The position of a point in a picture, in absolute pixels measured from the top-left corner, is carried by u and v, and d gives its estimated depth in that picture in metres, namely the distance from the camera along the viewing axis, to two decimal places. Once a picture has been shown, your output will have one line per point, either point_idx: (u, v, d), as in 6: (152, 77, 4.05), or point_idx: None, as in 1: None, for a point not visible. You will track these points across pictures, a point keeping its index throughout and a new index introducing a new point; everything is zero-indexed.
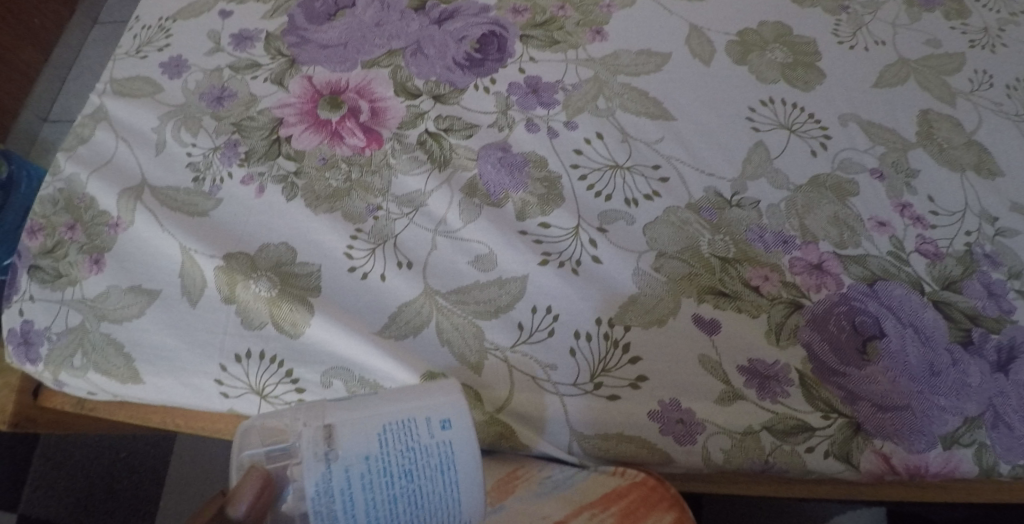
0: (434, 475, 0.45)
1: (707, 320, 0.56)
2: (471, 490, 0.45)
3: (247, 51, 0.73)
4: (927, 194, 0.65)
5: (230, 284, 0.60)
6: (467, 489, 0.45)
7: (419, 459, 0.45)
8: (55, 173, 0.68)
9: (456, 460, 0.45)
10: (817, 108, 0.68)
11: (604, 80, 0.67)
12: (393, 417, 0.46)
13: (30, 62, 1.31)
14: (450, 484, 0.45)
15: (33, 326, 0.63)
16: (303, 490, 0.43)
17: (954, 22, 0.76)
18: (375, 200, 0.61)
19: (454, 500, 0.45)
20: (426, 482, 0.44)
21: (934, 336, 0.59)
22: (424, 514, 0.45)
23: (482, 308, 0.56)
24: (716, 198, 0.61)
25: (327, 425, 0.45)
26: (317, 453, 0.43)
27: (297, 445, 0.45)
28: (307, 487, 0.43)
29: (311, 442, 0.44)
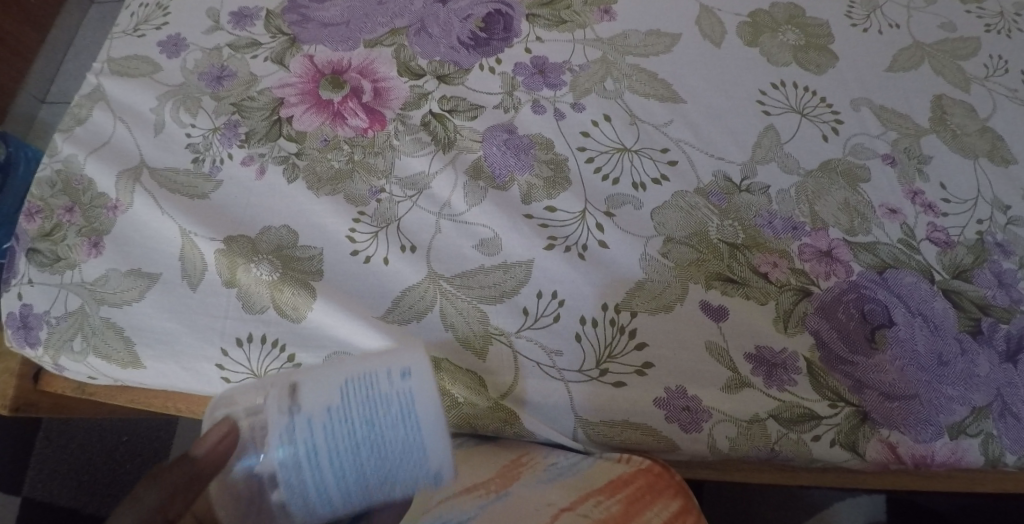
0: (398, 425, 0.42)
1: (715, 307, 0.55)
2: (438, 440, 0.42)
3: (247, 29, 0.71)
4: (939, 181, 0.64)
5: (231, 268, 0.59)
6: (434, 439, 0.42)
7: (381, 409, 0.42)
8: (52, 154, 0.67)
9: (419, 409, 0.42)
10: (829, 92, 0.66)
11: (612, 61, 0.65)
12: (356, 368, 0.43)
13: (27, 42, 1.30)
14: (414, 435, 0.42)
15: (32, 310, 0.62)
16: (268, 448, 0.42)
17: (969, 5, 0.75)
18: (378, 182, 0.60)
19: (421, 448, 0.42)
20: (389, 431, 0.42)
21: (944, 325, 0.58)
22: (392, 466, 0.42)
23: (487, 294, 0.55)
24: (725, 183, 0.60)
25: (291, 381, 0.43)
26: (280, 407, 0.42)
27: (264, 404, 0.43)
28: (271, 440, 0.42)
29: (275, 397, 0.42)
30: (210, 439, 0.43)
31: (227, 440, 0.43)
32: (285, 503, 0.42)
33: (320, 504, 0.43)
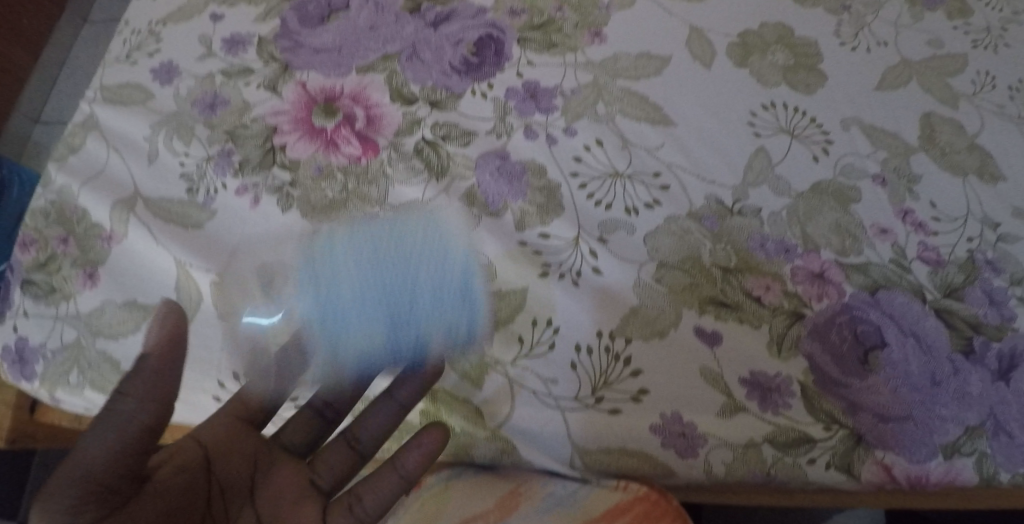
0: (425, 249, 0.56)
1: (709, 332, 0.56)
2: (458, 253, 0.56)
3: (240, 56, 0.72)
4: (929, 199, 0.65)
5: (226, 300, 0.61)
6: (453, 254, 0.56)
7: (407, 245, 0.56)
8: (46, 185, 0.68)
9: (449, 241, 0.57)
10: (819, 112, 0.66)
11: (603, 85, 0.66)
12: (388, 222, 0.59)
13: (20, 61, 1.30)
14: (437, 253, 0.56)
15: (27, 343, 0.64)
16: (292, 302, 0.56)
17: (957, 21, 0.76)
18: (372, 209, 0.61)
19: (442, 259, 0.55)
20: (416, 252, 0.56)
21: (936, 345, 0.58)
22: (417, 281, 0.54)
23: (482, 322, 0.56)
24: (717, 206, 0.60)
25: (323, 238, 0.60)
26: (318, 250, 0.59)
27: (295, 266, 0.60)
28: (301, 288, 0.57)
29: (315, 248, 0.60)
30: (158, 326, 0.42)
31: (175, 335, 0.42)
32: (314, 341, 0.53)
33: (347, 314, 0.53)
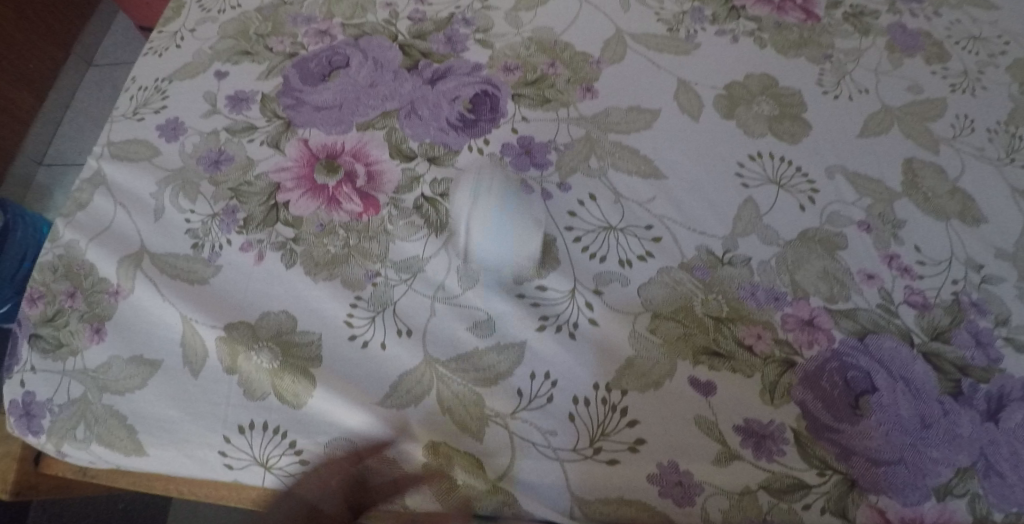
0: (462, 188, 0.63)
1: (703, 382, 0.58)
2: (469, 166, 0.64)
3: (243, 113, 0.73)
4: (914, 244, 0.66)
5: (232, 355, 0.61)
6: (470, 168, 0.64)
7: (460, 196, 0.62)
8: (54, 240, 0.68)
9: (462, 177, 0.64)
10: (804, 162, 0.69)
11: (595, 139, 0.68)
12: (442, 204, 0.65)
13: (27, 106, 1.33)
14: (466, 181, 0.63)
15: (34, 398, 0.63)
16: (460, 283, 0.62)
17: (934, 66, 0.77)
18: (373, 265, 0.63)
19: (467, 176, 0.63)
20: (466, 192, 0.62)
21: (925, 388, 0.60)
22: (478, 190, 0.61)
23: (481, 376, 0.58)
24: (708, 256, 0.63)
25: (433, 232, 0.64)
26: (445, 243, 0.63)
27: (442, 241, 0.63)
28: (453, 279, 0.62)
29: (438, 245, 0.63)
30: None
31: None
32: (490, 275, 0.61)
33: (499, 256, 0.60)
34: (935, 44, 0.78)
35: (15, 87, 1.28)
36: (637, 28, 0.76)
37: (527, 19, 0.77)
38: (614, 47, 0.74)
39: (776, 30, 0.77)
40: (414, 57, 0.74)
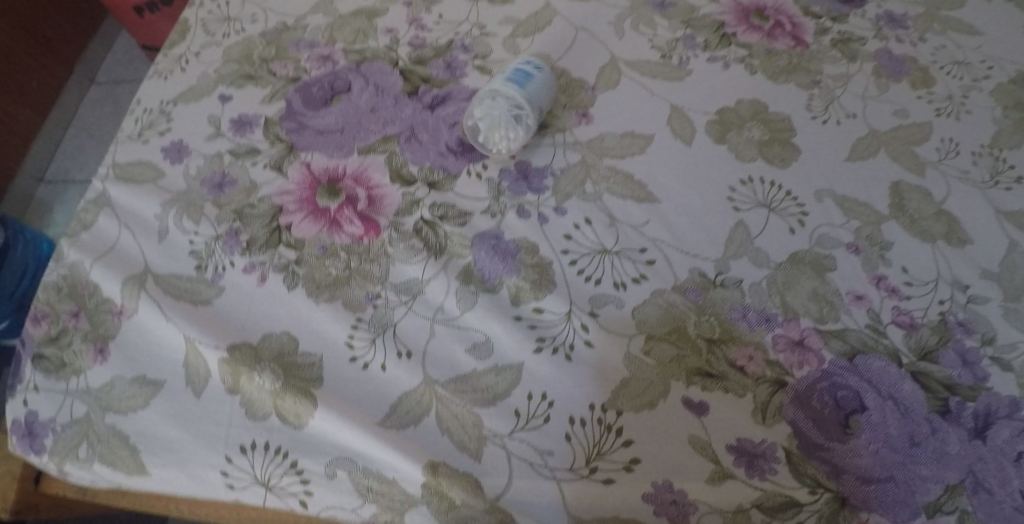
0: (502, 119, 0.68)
1: (696, 402, 0.60)
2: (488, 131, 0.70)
3: (246, 136, 0.74)
4: (901, 265, 0.68)
5: (234, 375, 0.63)
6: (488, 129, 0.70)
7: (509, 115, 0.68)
8: (59, 259, 0.69)
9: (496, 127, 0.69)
10: (794, 186, 0.70)
11: (591, 164, 0.70)
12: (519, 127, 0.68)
13: (29, 122, 1.34)
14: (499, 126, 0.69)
15: (37, 417, 0.65)
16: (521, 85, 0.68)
17: (920, 91, 0.79)
18: (374, 287, 0.64)
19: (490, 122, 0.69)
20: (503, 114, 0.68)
21: (913, 407, 0.61)
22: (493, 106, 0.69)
23: (479, 396, 0.60)
24: (701, 278, 0.64)
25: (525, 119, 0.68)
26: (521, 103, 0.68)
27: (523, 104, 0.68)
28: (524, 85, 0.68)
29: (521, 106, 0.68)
30: None
31: None
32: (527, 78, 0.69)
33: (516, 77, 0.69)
34: (920, 69, 0.81)
35: (17, 104, 1.30)
36: (631, 55, 0.78)
37: (524, 46, 0.79)
38: (610, 74, 0.76)
39: (765, 57, 0.79)
40: (415, 83, 0.76)
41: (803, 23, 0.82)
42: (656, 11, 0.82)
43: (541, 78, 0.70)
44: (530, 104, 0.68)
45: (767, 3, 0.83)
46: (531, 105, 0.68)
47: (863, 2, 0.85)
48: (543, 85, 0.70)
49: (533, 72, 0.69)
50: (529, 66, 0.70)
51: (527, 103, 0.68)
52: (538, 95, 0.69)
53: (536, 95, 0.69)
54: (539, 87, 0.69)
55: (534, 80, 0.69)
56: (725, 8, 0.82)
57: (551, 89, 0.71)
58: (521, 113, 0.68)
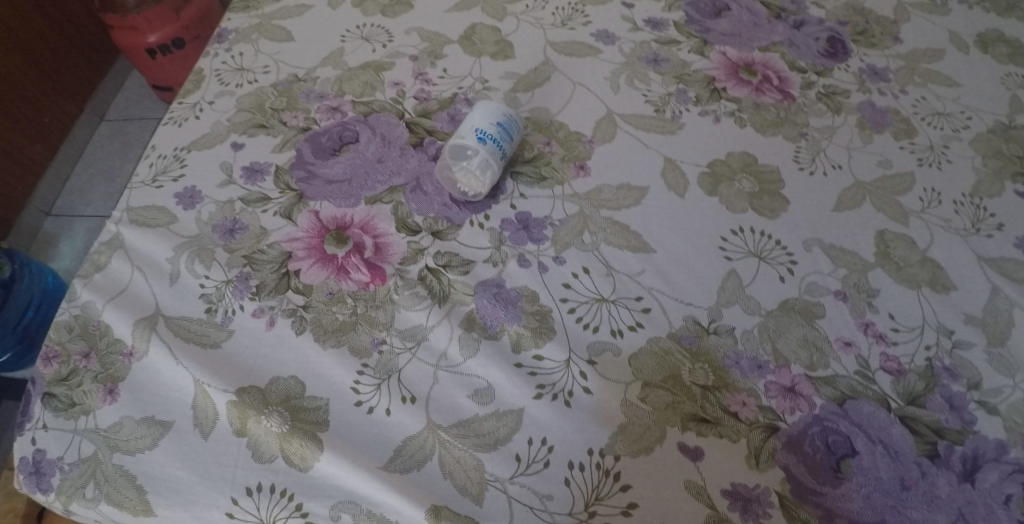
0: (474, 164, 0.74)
1: (692, 447, 0.62)
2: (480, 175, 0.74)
3: (258, 184, 0.76)
4: (887, 311, 0.70)
5: (242, 418, 0.64)
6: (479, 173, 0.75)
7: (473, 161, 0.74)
8: (71, 300, 0.70)
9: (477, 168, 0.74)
10: (783, 235, 0.73)
11: (588, 215, 0.73)
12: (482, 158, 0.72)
13: (38, 158, 1.37)
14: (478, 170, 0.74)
15: (45, 455, 0.64)
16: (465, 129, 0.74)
17: (902, 141, 0.82)
18: (380, 333, 0.67)
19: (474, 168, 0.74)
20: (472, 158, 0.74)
21: (902, 451, 0.63)
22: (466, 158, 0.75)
23: (482, 441, 0.62)
24: (695, 326, 0.67)
25: (475, 149, 0.72)
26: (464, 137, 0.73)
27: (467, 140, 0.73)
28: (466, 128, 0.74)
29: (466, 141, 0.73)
30: None
31: None
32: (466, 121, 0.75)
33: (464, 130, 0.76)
34: (902, 121, 0.84)
35: (27, 139, 1.33)
36: (626, 108, 0.82)
37: (524, 100, 0.82)
38: (606, 127, 0.80)
39: (754, 110, 0.83)
40: (420, 135, 0.79)
41: (790, 77, 0.86)
42: (649, 67, 0.86)
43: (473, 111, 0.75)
44: (460, 137, 0.73)
45: (755, 59, 0.88)
46: (464, 135, 0.73)
47: (846, 57, 0.89)
48: (474, 114, 0.74)
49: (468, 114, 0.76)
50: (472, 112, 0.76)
51: (459, 139, 0.73)
52: (469, 124, 0.74)
53: (464, 126, 0.74)
54: (467, 119, 0.74)
55: (468, 117, 0.75)
56: (715, 63, 0.87)
57: (494, 108, 0.74)
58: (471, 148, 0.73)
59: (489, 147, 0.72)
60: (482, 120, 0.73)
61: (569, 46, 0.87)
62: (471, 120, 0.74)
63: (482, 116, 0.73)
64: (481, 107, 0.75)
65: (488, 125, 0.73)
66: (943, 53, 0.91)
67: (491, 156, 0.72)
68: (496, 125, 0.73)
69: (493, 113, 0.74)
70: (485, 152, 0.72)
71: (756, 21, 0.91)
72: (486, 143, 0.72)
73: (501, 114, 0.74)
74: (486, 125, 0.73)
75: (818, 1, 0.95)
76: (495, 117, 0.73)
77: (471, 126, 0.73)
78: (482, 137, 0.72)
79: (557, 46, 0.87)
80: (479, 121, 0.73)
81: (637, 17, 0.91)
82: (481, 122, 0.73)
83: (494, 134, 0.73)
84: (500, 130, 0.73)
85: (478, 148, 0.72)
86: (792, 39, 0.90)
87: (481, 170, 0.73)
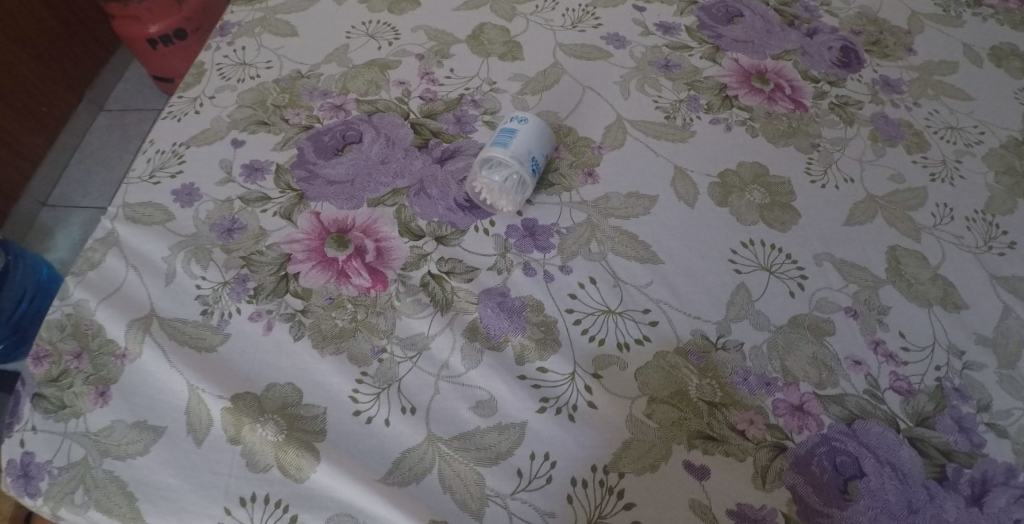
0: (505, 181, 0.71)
1: (697, 465, 0.61)
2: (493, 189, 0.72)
3: (257, 183, 0.74)
4: (898, 330, 0.68)
5: (236, 425, 0.63)
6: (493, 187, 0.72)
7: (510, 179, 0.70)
8: (63, 297, 0.68)
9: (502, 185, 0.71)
10: (794, 249, 0.72)
11: (596, 224, 0.72)
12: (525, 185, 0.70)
13: (36, 147, 1.35)
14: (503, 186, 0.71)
15: (34, 458, 0.63)
16: (520, 150, 0.69)
17: (915, 155, 0.80)
18: (380, 341, 0.65)
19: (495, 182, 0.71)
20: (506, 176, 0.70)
21: (911, 473, 0.62)
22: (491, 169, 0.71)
23: (483, 455, 0.60)
24: (702, 340, 0.66)
25: (525, 177, 0.70)
26: (521, 162, 0.69)
27: (523, 165, 0.69)
28: (521, 150, 0.69)
29: (522, 167, 0.69)
30: None
31: None
32: (517, 138, 0.69)
33: (506, 140, 0.69)
34: (914, 134, 0.82)
35: (24, 128, 1.31)
36: (636, 114, 0.80)
37: (532, 104, 0.81)
38: (615, 134, 0.78)
39: (766, 120, 0.81)
40: (425, 136, 0.77)
41: (802, 87, 0.85)
42: (660, 72, 0.84)
43: (525, 128, 0.70)
44: (514, 157, 0.69)
45: (767, 67, 0.86)
46: (520, 158, 0.69)
47: (859, 67, 0.87)
48: (528, 134, 0.70)
49: (517, 126, 0.70)
50: (512, 121, 0.71)
51: (512, 159, 0.69)
52: (524, 146, 0.69)
53: (519, 147, 0.69)
54: (521, 138, 0.69)
55: (518, 132, 0.70)
56: (727, 70, 0.85)
57: (543, 133, 0.72)
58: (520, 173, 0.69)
59: (535, 177, 0.71)
60: (538, 147, 0.70)
61: (580, 49, 0.85)
62: (526, 142, 0.70)
63: (536, 141, 0.70)
64: (532, 127, 0.71)
65: (540, 156, 0.71)
66: (957, 65, 0.89)
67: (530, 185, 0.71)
68: (543, 154, 0.71)
69: (543, 140, 0.71)
70: (532, 180, 0.70)
71: (769, 28, 0.89)
72: (535, 173, 0.71)
73: (546, 140, 0.72)
74: (538, 154, 0.71)
75: (832, 10, 0.93)
76: (544, 145, 0.72)
77: (526, 150, 0.69)
78: (535, 167, 0.70)
79: (567, 49, 0.85)
80: (535, 148, 0.70)
81: (649, 21, 0.89)
82: (536, 150, 0.70)
83: (541, 164, 0.71)
84: (543, 159, 0.72)
85: (529, 177, 0.70)
86: (805, 47, 0.88)
87: (516, 193, 0.71)
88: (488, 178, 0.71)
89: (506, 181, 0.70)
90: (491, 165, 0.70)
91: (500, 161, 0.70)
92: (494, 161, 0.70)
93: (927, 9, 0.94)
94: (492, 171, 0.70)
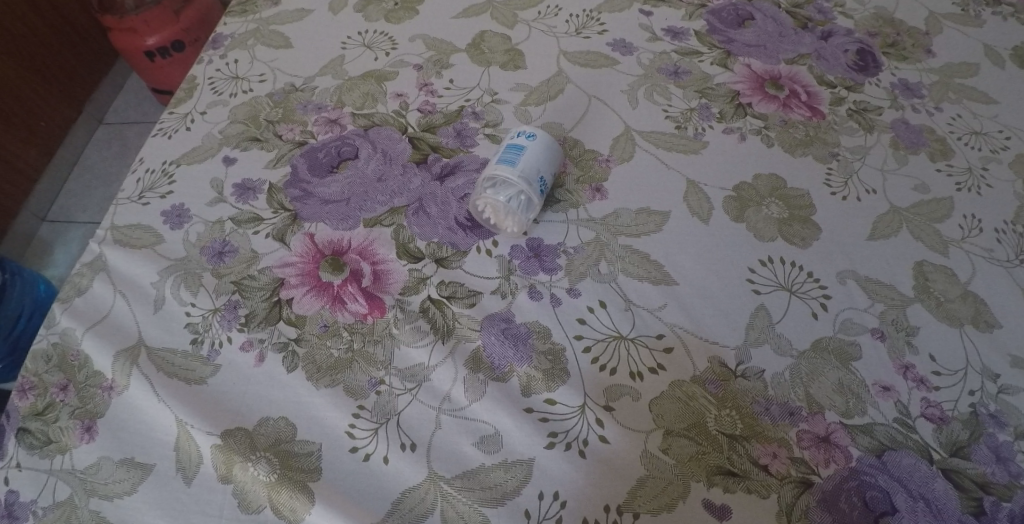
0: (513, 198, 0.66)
1: (718, 505, 0.57)
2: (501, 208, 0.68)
3: (249, 203, 0.71)
4: (928, 352, 0.64)
5: (227, 463, 0.59)
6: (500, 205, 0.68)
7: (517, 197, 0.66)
8: (49, 326, 0.65)
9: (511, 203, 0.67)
10: (815, 266, 0.68)
11: (605, 243, 0.68)
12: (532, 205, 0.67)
13: (34, 162, 1.32)
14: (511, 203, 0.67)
15: (18, 497, 0.59)
16: (528, 168, 0.65)
17: (939, 163, 0.75)
18: (377, 372, 0.62)
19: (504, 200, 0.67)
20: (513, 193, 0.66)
21: (946, 508, 0.58)
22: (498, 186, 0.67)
23: (490, 495, 0.57)
24: (720, 368, 0.62)
25: (533, 197, 0.66)
26: (529, 182, 0.65)
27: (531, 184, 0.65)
28: (530, 169, 0.65)
29: (529, 187, 0.65)
30: None
31: None
32: (525, 155, 0.66)
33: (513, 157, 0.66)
34: (938, 140, 0.77)
35: (21, 144, 1.28)
36: (645, 124, 0.76)
37: (535, 115, 0.77)
38: (623, 146, 0.75)
39: (782, 129, 0.77)
40: (423, 151, 0.74)
41: (818, 92, 0.80)
42: (669, 80, 0.80)
43: (535, 146, 0.66)
44: (522, 177, 0.65)
45: (781, 72, 0.81)
46: (527, 178, 0.65)
47: (877, 71, 0.82)
48: (539, 152, 0.66)
49: (526, 144, 0.66)
50: (520, 138, 0.67)
51: (520, 179, 0.65)
52: (531, 165, 0.65)
53: (527, 166, 0.65)
54: (530, 157, 0.66)
55: (526, 151, 0.66)
56: (740, 76, 0.81)
57: (553, 151, 0.68)
58: (527, 192, 0.65)
59: (542, 197, 0.67)
60: (548, 166, 0.66)
61: (585, 57, 0.82)
62: (535, 160, 0.66)
63: (545, 159, 0.67)
64: (542, 144, 0.67)
65: (549, 175, 0.67)
66: (977, 67, 0.84)
67: (538, 202, 0.67)
68: (552, 173, 0.68)
69: (552, 157, 0.67)
70: (540, 200, 0.66)
71: (782, 31, 0.85)
72: (543, 193, 0.66)
73: (558, 159, 0.68)
74: (547, 173, 0.67)
75: (846, 10, 0.88)
76: (553, 164, 0.68)
77: (535, 170, 0.65)
78: (543, 186, 0.66)
79: (571, 57, 0.82)
80: (544, 167, 0.66)
81: (657, 26, 0.85)
82: (546, 169, 0.66)
83: (549, 183, 0.67)
84: (552, 177, 0.68)
85: (536, 197, 0.66)
86: (820, 51, 0.83)
87: (524, 210, 0.67)
88: (493, 198, 0.67)
89: (512, 201, 0.66)
90: (497, 184, 0.67)
91: (506, 180, 0.66)
92: (500, 180, 0.66)
93: (945, 8, 0.89)
94: (498, 191, 0.67)
